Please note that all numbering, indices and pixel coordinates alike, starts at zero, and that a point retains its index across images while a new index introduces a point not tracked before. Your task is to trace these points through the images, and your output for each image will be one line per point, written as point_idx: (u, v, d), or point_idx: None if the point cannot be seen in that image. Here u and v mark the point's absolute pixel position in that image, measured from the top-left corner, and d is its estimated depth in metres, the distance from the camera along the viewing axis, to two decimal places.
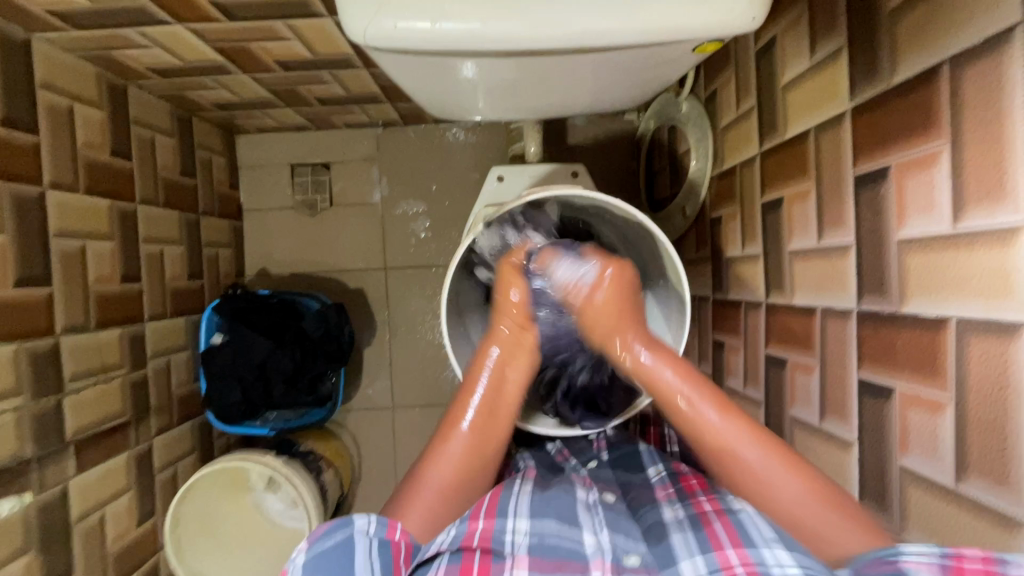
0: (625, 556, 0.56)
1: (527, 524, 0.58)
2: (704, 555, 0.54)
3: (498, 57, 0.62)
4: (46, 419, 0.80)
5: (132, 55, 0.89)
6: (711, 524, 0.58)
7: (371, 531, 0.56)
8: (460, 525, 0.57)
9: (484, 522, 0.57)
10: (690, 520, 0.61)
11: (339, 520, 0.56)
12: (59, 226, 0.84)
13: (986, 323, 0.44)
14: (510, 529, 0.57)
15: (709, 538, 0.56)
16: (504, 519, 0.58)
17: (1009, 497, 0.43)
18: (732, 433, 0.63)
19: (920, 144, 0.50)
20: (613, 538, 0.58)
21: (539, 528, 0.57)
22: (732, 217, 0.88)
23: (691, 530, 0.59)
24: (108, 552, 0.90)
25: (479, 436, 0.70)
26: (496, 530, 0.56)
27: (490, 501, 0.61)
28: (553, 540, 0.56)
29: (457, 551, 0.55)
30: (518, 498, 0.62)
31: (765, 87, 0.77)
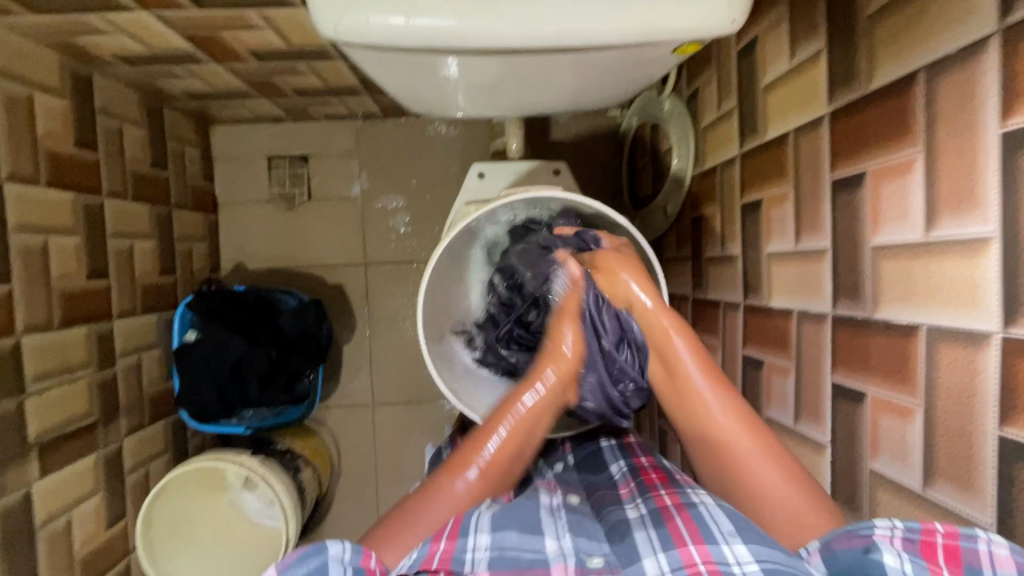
0: (588, 558, 0.56)
1: (488, 538, 0.57)
2: (666, 552, 0.54)
3: (477, 54, 0.60)
4: (7, 422, 0.77)
5: (96, 42, 0.85)
6: (672, 520, 0.58)
7: (346, 559, 0.55)
8: (422, 546, 0.56)
9: (445, 543, 0.56)
10: (652, 515, 0.62)
11: (310, 548, 0.55)
12: (19, 221, 0.81)
13: (956, 332, 0.44)
14: (471, 546, 0.56)
15: (671, 535, 0.56)
16: (466, 538, 0.57)
17: (974, 502, 0.43)
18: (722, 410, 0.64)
19: (895, 151, 0.50)
20: (575, 542, 0.58)
21: (499, 542, 0.57)
22: (712, 218, 0.88)
23: (654, 528, 0.59)
24: (75, 556, 0.88)
25: (489, 488, 0.66)
26: (456, 551, 0.55)
27: (453, 520, 0.59)
28: (513, 553, 0.56)
29: (419, 574, 0.53)
30: (479, 511, 0.61)
31: (747, 88, 0.76)
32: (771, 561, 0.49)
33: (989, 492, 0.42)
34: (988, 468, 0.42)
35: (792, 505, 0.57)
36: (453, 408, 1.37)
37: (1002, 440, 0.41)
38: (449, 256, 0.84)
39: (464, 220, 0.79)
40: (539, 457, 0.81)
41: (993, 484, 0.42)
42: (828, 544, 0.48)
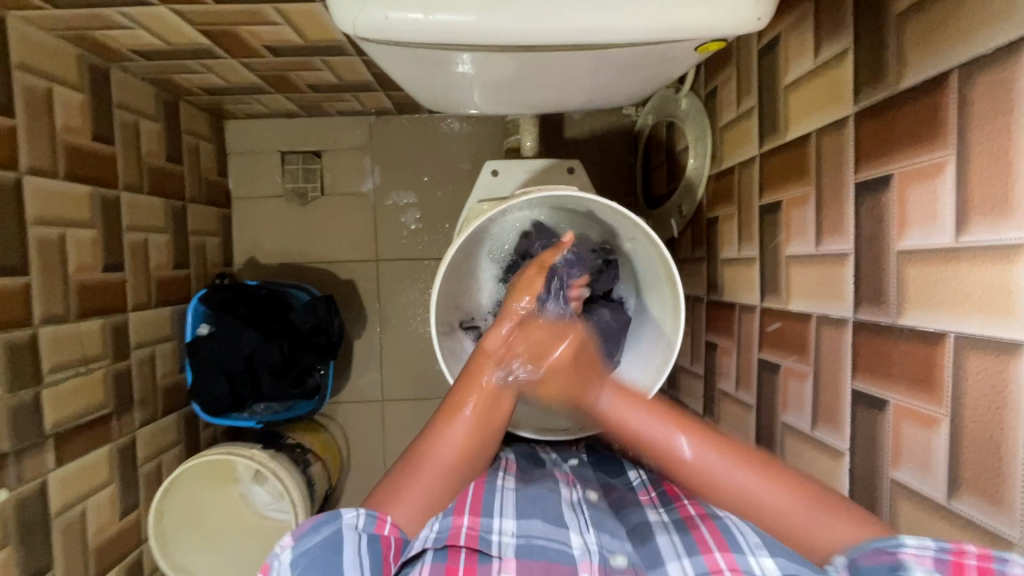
0: (611, 556, 0.56)
1: (514, 524, 0.58)
2: (691, 558, 0.55)
3: (493, 51, 0.60)
4: (24, 411, 0.78)
5: (113, 36, 0.86)
6: (697, 528, 0.58)
7: (359, 525, 0.56)
8: (446, 518, 0.57)
9: (469, 518, 0.57)
10: (675, 522, 0.61)
11: (326, 517, 0.56)
12: (37, 213, 0.82)
13: (985, 340, 0.43)
14: (497, 528, 0.57)
15: (696, 542, 0.56)
16: (490, 518, 0.57)
17: (1002, 516, 0.42)
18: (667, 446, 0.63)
19: (925, 153, 0.48)
20: (599, 538, 0.58)
21: (526, 529, 0.57)
22: (729, 219, 0.87)
23: (678, 533, 0.59)
24: (89, 546, 0.89)
25: (484, 425, 0.67)
26: (481, 529, 0.56)
27: (475, 495, 0.60)
28: (539, 542, 0.55)
29: (443, 548, 0.54)
30: (503, 496, 0.61)
31: (767, 87, 0.75)
32: (797, 573, 0.50)
33: (1018, 506, 0.41)
34: (1018, 482, 0.41)
35: (775, 498, 0.57)
36: None
37: None
38: (462, 255, 0.84)
39: (478, 218, 0.79)
40: (553, 457, 0.78)
41: (1022, 498, 0.41)
42: (855, 560, 0.50)
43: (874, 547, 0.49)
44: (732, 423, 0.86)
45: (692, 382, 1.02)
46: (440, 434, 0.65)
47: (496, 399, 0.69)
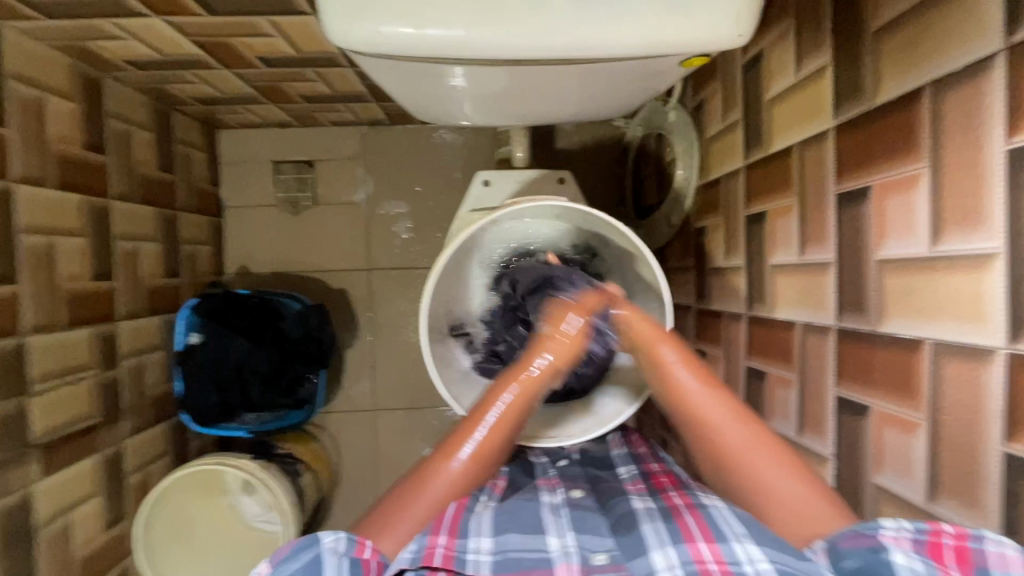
0: (592, 556, 0.56)
1: (489, 541, 0.57)
2: (674, 546, 0.55)
3: (483, 64, 0.61)
4: (9, 421, 0.77)
5: (107, 46, 0.86)
6: (681, 517, 0.59)
7: (340, 549, 0.54)
8: (421, 538, 0.56)
9: (446, 538, 0.56)
10: (662, 512, 0.62)
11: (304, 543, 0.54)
12: (27, 222, 0.81)
13: (961, 346, 0.44)
14: (472, 548, 0.56)
15: (680, 529, 0.57)
16: (466, 538, 0.57)
17: (979, 517, 0.43)
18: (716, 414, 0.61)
19: (901, 166, 0.50)
20: (579, 540, 0.58)
21: (502, 543, 0.57)
22: (716, 229, 0.89)
23: (662, 521, 0.60)
24: (74, 558, 0.88)
25: (482, 466, 0.63)
26: (458, 549, 0.55)
27: (453, 515, 0.59)
28: (516, 554, 0.56)
29: (420, 569, 0.54)
30: (478, 514, 0.61)
31: (751, 100, 0.77)
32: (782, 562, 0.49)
33: (994, 508, 0.42)
34: (993, 484, 0.42)
35: (788, 488, 0.55)
36: (453, 414, 1.37)
37: (1006, 454, 0.41)
38: (452, 265, 0.84)
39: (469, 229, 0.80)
40: (543, 461, 0.80)
41: (997, 500, 0.42)
42: (834, 544, 0.49)
43: (856, 532, 0.48)
44: None
45: None
46: (437, 467, 0.62)
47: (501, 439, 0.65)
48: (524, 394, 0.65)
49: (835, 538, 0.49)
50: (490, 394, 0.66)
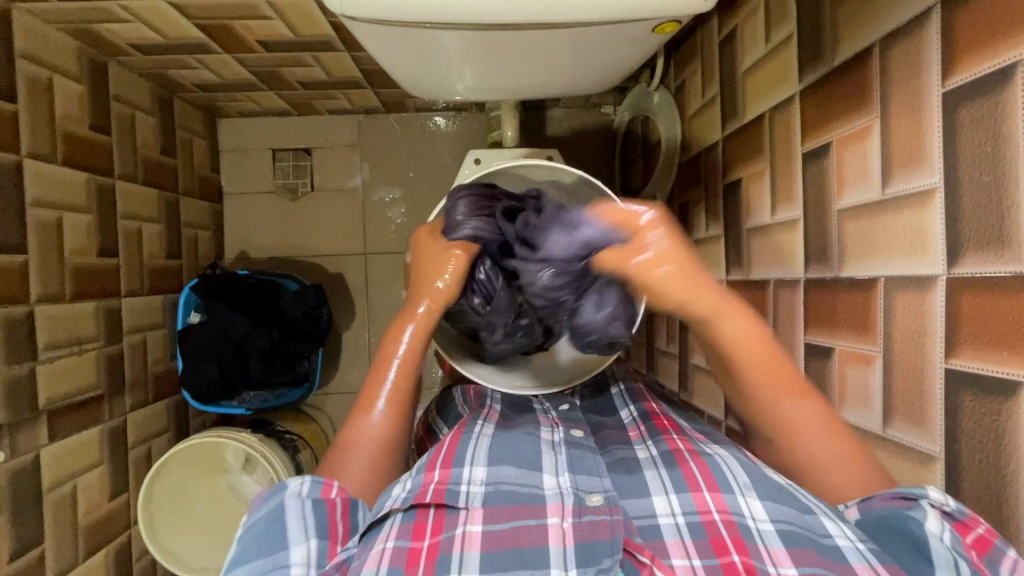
0: (587, 497, 0.56)
1: (483, 472, 0.59)
2: (679, 494, 0.57)
3: (468, 31, 0.65)
4: (18, 385, 0.80)
5: (113, 29, 0.90)
6: (686, 463, 0.60)
7: (303, 492, 0.54)
8: (416, 479, 0.57)
9: (439, 472, 0.58)
10: (664, 457, 0.63)
11: (270, 491, 0.55)
12: (35, 196, 0.85)
13: (908, 278, 0.48)
14: (465, 479, 0.58)
15: (685, 478, 0.58)
16: (460, 469, 0.59)
17: (926, 435, 0.47)
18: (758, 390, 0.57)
19: (857, 119, 0.54)
20: (575, 480, 0.59)
21: (495, 478, 0.59)
22: (697, 202, 0.93)
23: (666, 468, 0.61)
24: (79, 523, 0.90)
25: (403, 413, 0.66)
26: (450, 481, 0.57)
27: (448, 449, 0.62)
28: (508, 487, 0.57)
29: (411, 507, 0.55)
30: (476, 445, 0.64)
31: (727, 75, 0.81)
32: (783, 522, 0.51)
33: (939, 424, 0.46)
34: (938, 402, 0.45)
35: (829, 466, 0.53)
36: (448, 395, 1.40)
37: (948, 371, 0.44)
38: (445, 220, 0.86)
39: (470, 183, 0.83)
40: (544, 404, 0.81)
41: (942, 416, 0.45)
42: (869, 503, 0.49)
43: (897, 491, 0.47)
44: (706, 394, 0.90)
45: (669, 362, 1.06)
46: (358, 426, 0.65)
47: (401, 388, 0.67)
48: (416, 338, 0.70)
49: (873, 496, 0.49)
50: (394, 337, 0.70)
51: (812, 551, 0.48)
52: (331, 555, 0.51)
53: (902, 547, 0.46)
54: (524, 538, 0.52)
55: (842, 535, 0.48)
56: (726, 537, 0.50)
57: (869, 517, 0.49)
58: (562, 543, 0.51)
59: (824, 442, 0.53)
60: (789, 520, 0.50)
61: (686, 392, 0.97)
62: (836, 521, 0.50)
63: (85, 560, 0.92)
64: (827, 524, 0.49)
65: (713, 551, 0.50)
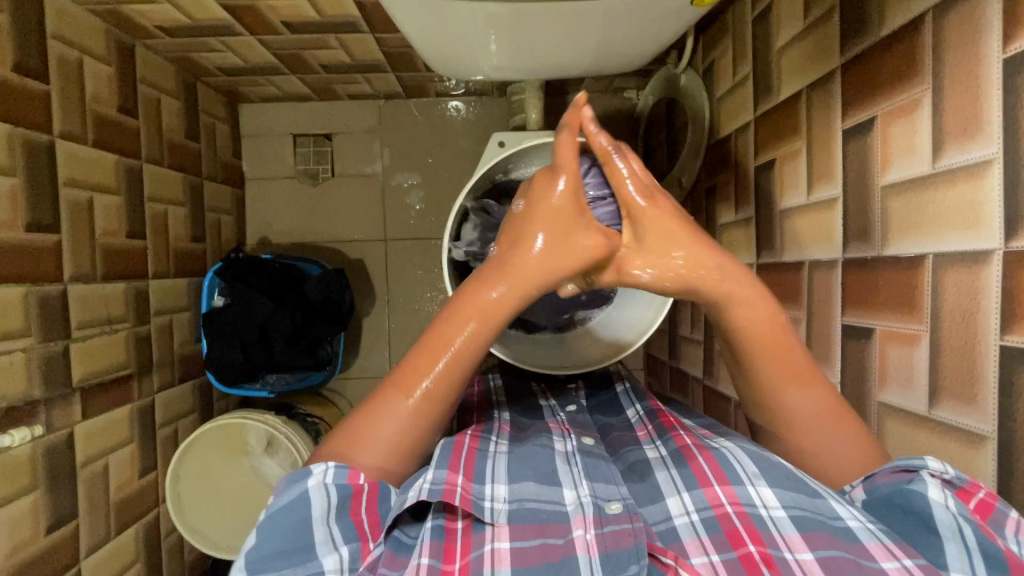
0: (606, 505, 0.55)
1: (505, 489, 0.57)
2: (691, 491, 0.56)
3: (499, 5, 0.64)
4: (53, 362, 0.82)
5: (140, 10, 0.91)
6: (694, 459, 0.59)
7: (327, 480, 0.52)
8: (440, 471, 0.55)
9: (463, 480, 0.55)
10: (673, 455, 0.62)
11: (293, 476, 0.53)
12: (67, 176, 0.86)
13: (958, 254, 0.47)
14: (489, 495, 0.56)
15: (694, 475, 0.57)
16: (482, 484, 0.57)
17: (977, 415, 0.46)
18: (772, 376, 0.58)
19: (904, 91, 0.52)
20: (592, 489, 0.57)
21: (518, 493, 0.56)
22: (726, 184, 0.91)
23: (676, 467, 0.60)
24: (111, 499, 0.92)
25: (440, 402, 0.59)
26: (475, 494, 0.55)
27: (467, 458, 0.59)
28: (532, 505, 0.55)
29: (438, 517, 0.54)
30: (495, 460, 0.60)
31: (761, 53, 0.79)
32: (796, 508, 0.51)
33: (990, 402, 0.44)
34: (990, 380, 0.44)
35: (832, 443, 0.55)
36: None
37: (1003, 348, 0.43)
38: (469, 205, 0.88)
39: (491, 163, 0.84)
40: (550, 404, 0.80)
41: (994, 394, 0.44)
42: (872, 481, 0.50)
43: (896, 466, 0.49)
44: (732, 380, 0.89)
45: (692, 348, 1.05)
46: (391, 404, 0.58)
47: (447, 381, 0.59)
48: (481, 329, 0.60)
49: (874, 472, 0.50)
50: (452, 320, 0.60)
51: (825, 535, 0.48)
52: (365, 555, 0.52)
53: (906, 525, 0.48)
54: (553, 553, 0.51)
55: (851, 517, 0.48)
56: (741, 528, 0.50)
57: (872, 497, 0.50)
58: (588, 556, 0.50)
59: (825, 430, 0.56)
60: (802, 507, 0.51)
61: (711, 378, 0.96)
62: (843, 503, 0.50)
63: (117, 535, 0.94)
64: (836, 506, 0.50)
65: (730, 545, 0.50)
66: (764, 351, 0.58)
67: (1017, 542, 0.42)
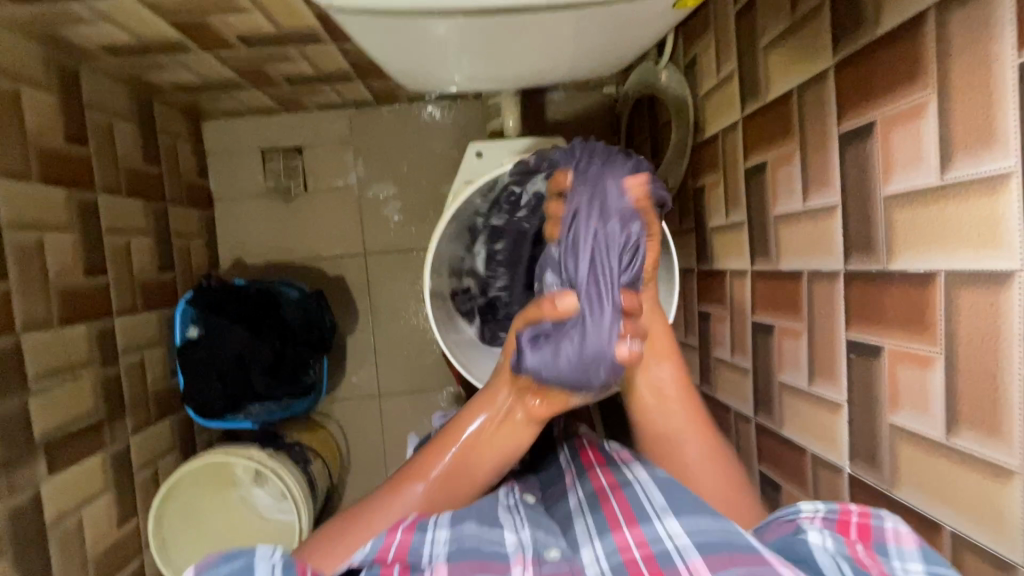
0: (546, 550, 0.55)
1: (447, 530, 0.55)
2: (602, 538, 0.55)
3: (465, 17, 0.59)
4: (11, 419, 0.76)
5: (81, 33, 0.84)
6: (608, 501, 0.60)
7: (272, 559, 0.50)
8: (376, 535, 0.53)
9: (401, 533, 0.53)
10: (590, 500, 0.62)
11: (235, 551, 0.51)
12: (11, 218, 0.80)
13: (975, 274, 0.43)
14: (430, 539, 0.54)
15: (606, 518, 0.57)
16: (423, 532, 0.54)
17: (1001, 447, 0.42)
18: (681, 424, 0.66)
19: (907, 94, 0.48)
20: (533, 533, 0.57)
21: (460, 532, 0.55)
22: (715, 186, 0.87)
23: (591, 513, 0.59)
24: (88, 555, 0.87)
25: (448, 494, 0.62)
26: (414, 543, 0.53)
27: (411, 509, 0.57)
28: (473, 543, 0.54)
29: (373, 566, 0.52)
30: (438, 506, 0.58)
31: (746, 49, 0.75)
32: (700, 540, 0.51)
33: (1016, 435, 0.41)
34: (1015, 411, 0.41)
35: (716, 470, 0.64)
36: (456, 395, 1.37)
37: None
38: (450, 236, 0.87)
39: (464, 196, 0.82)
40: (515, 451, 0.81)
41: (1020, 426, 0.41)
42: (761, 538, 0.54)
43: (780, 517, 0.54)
44: (731, 389, 0.85)
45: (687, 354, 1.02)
46: (399, 495, 0.61)
47: (460, 472, 0.63)
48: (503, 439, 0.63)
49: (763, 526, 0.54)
50: (467, 413, 0.63)
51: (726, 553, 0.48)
52: None
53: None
54: None
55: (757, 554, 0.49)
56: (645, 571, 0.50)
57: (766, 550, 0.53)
58: None
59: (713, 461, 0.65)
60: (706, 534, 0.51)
61: (708, 386, 0.93)
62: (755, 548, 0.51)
63: None
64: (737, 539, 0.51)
65: None
66: (668, 400, 0.66)
67: (899, 556, 0.46)
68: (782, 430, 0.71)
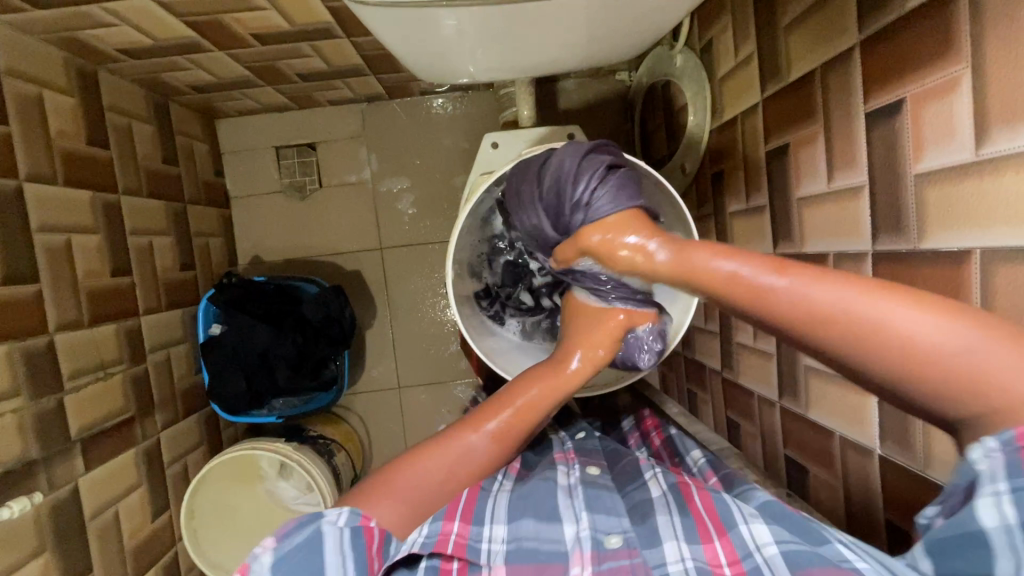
0: (606, 538, 0.57)
1: (505, 529, 0.58)
2: (689, 543, 0.57)
3: (482, 6, 0.59)
4: (47, 417, 0.78)
5: (100, 35, 0.85)
6: (694, 504, 0.61)
7: (340, 522, 0.53)
8: (435, 523, 0.56)
9: (459, 525, 0.57)
10: (676, 499, 0.63)
11: (306, 517, 0.54)
12: (40, 221, 0.81)
13: (1012, 250, 0.43)
14: (487, 536, 0.57)
15: (695, 524, 0.58)
16: (481, 526, 0.58)
17: None
18: (836, 296, 0.47)
19: (938, 69, 0.47)
20: (593, 521, 0.59)
21: (518, 533, 0.58)
22: (734, 170, 0.86)
23: (678, 514, 0.60)
24: (125, 547, 0.89)
25: (504, 450, 0.62)
26: (471, 538, 0.56)
27: (468, 500, 0.59)
28: (531, 544, 0.56)
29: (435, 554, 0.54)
30: (497, 500, 0.61)
31: (765, 30, 0.74)
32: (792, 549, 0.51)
33: None
34: None
35: (944, 333, 0.42)
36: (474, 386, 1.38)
37: None
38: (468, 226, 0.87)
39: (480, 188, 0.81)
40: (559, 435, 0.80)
41: None
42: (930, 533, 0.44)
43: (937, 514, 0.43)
44: (753, 374, 0.85)
45: (707, 340, 1.02)
46: (453, 443, 0.61)
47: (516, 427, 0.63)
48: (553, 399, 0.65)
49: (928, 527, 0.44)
50: (528, 378, 0.66)
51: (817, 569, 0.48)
52: None
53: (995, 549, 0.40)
54: None
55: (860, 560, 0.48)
56: None
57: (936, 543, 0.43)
58: None
59: (915, 314, 0.44)
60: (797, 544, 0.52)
61: (729, 371, 0.93)
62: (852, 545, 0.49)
63: None
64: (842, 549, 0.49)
65: None
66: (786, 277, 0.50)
67: None
68: (808, 412, 0.71)
